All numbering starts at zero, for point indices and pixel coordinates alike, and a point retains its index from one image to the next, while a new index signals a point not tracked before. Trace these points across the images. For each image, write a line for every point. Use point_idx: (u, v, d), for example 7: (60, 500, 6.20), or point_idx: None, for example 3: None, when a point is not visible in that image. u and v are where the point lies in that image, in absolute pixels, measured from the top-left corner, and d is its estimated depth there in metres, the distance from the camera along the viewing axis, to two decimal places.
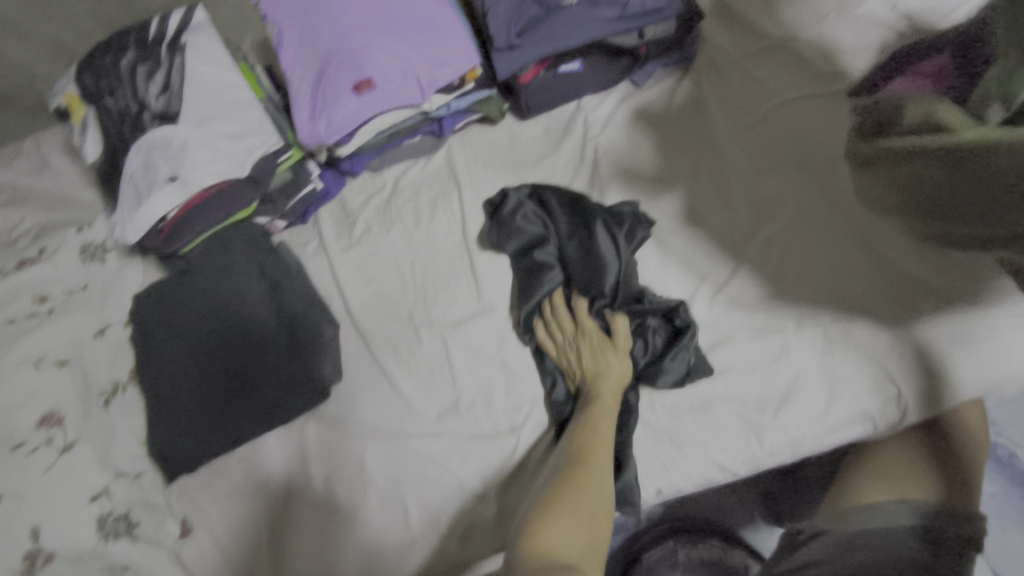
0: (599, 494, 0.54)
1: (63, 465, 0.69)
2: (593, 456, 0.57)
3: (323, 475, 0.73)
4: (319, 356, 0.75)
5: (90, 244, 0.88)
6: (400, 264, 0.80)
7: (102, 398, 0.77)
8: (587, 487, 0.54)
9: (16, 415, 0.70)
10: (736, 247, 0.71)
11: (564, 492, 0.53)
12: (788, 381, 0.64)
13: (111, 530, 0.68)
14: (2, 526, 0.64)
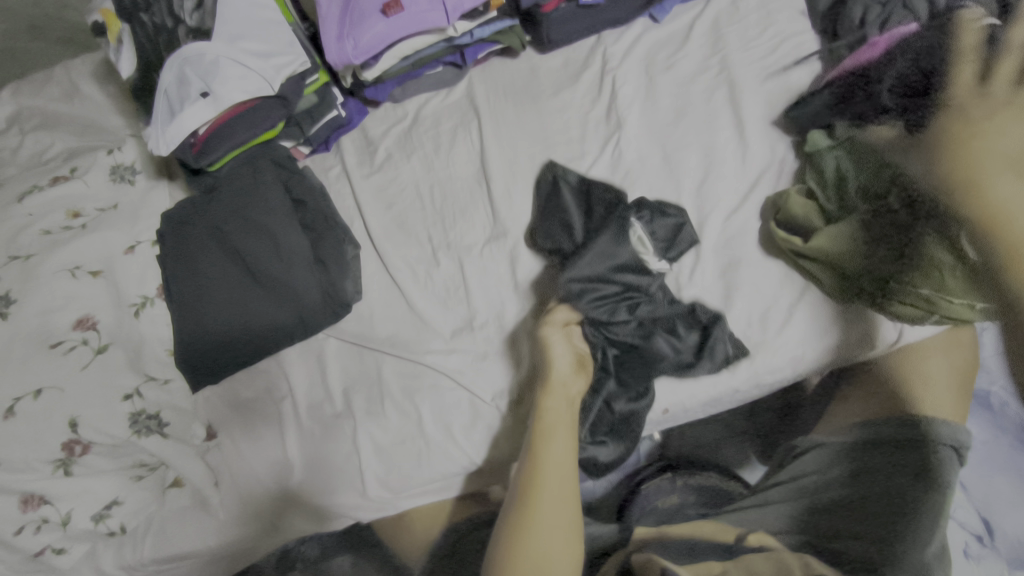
0: (553, 502, 0.51)
1: (97, 366, 0.74)
2: (542, 463, 0.54)
3: (342, 386, 0.78)
4: (341, 274, 0.79)
5: (119, 165, 0.91)
6: (420, 190, 0.83)
7: (132, 309, 0.80)
8: (541, 513, 0.50)
9: (54, 316, 0.74)
10: (750, 176, 0.71)
11: (518, 531, 0.50)
12: (795, 294, 0.67)
13: (143, 426, 0.74)
14: (45, 415, 0.70)
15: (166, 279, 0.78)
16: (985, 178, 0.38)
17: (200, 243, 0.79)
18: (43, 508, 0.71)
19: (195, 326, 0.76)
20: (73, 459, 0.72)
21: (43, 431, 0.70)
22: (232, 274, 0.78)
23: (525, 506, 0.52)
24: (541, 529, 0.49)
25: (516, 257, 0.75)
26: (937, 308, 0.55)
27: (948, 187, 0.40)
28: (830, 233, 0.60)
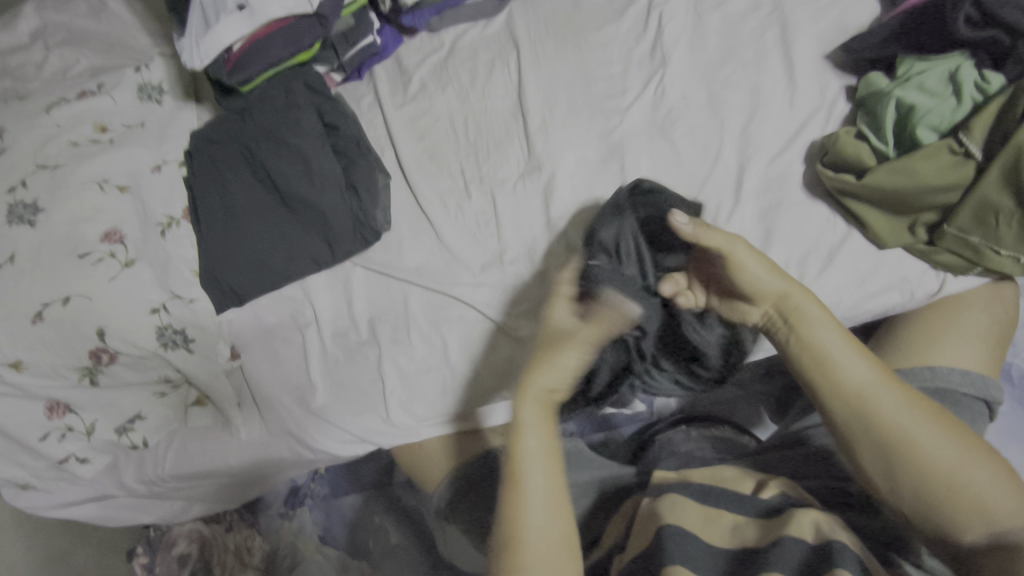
0: (540, 492, 0.50)
1: (125, 278, 0.72)
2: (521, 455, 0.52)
3: (368, 315, 0.78)
4: (372, 202, 0.77)
5: (147, 84, 0.90)
6: (454, 122, 0.81)
7: (158, 228, 0.78)
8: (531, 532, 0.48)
9: (82, 226, 0.72)
10: (798, 121, 0.69)
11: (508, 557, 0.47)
12: (833, 243, 0.64)
13: (169, 341, 0.73)
14: (74, 321, 0.69)
15: (195, 196, 0.77)
16: (861, 387, 0.53)
17: (231, 163, 0.78)
18: (68, 417, 0.73)
19: (223, 245, 0.76)
20: (99, 367, 0.72)
21: (73, 338, 0.69)
22: (262, 197, 0.77)
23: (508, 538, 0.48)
24: (529, 557, 0.47)
25: (550, 192, 0.74)
26: (979, 260, 0.59)
27: (829, 395, 0.55)
28: (890, 168, 0.60)
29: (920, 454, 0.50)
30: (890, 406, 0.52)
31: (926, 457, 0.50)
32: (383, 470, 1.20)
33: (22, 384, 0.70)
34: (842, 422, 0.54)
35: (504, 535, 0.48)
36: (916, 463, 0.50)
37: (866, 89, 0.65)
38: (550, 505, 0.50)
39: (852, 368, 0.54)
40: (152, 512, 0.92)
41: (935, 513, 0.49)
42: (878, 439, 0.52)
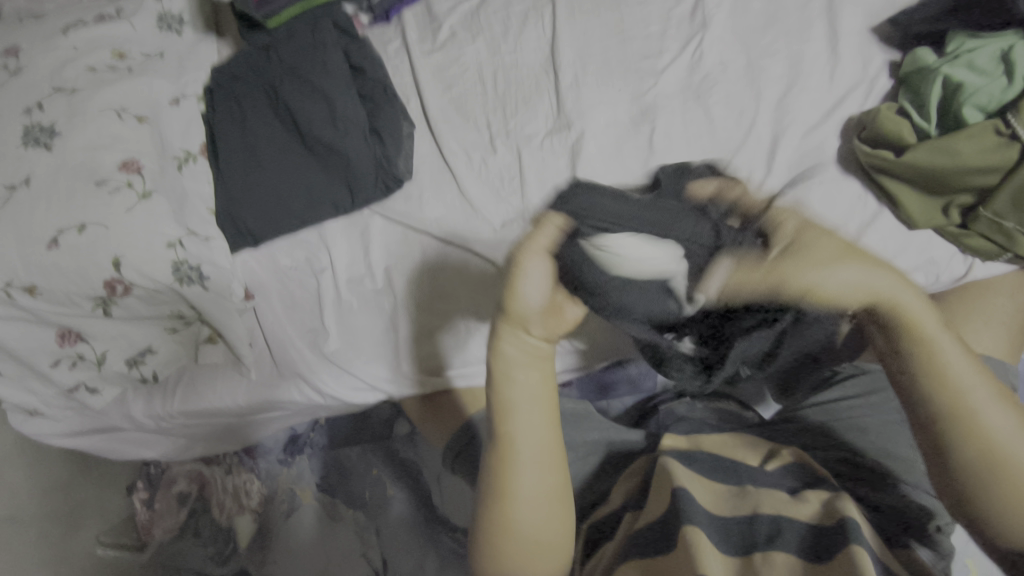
0: (530, 455, 0.52)
1: (142, 210, 0.70)
2: (514, 425, 0.52)
3: (384, 265, 0.77)
4: (396, 149, 0.76)
5: (167, 13, 0.87)
6: (482, 74, 0.79)
7: (176, 162, 0.75)
8: (525, 490, 0.52)
9: (101, 153, 0.71)
10: (837, 94, 0.68)
11: (498, 508, 0.53)
12: (863, 221, 0.64)
13: (185, 276, 0.71)
14: (89, 249, 0.68)
15: (216, 132, 0.76)
16: (968, 393, 0.51)
17: (253, 100, 0.76)
18: (80, 345, 0.73)
19: (242, 184, 0.74)
20: (113, 299, 0.70)
21: (88, 267, 0.68)
22: (282, 138, 0.75)
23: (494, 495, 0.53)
24: (519, 511, 0.52)
25: (578, 150, 0.72)
26: (1011, 245, 0.59)
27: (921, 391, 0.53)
28: (931, 147, 0.59)
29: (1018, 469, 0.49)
30: (1007, 434, 0.50)
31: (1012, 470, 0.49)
32: (383, 423, 1.19)
33: (35, 309, 0.70)
34: (943, 433, 0.51)
35: (494, 492, 0.53)
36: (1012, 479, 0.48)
37: (911, 65, 0.64)
38: (539, 462, 0.53)
39: (972, 385, 0.51)
40: (156, 447, 0.93)
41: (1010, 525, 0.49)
42: (971, 451, 0.50)
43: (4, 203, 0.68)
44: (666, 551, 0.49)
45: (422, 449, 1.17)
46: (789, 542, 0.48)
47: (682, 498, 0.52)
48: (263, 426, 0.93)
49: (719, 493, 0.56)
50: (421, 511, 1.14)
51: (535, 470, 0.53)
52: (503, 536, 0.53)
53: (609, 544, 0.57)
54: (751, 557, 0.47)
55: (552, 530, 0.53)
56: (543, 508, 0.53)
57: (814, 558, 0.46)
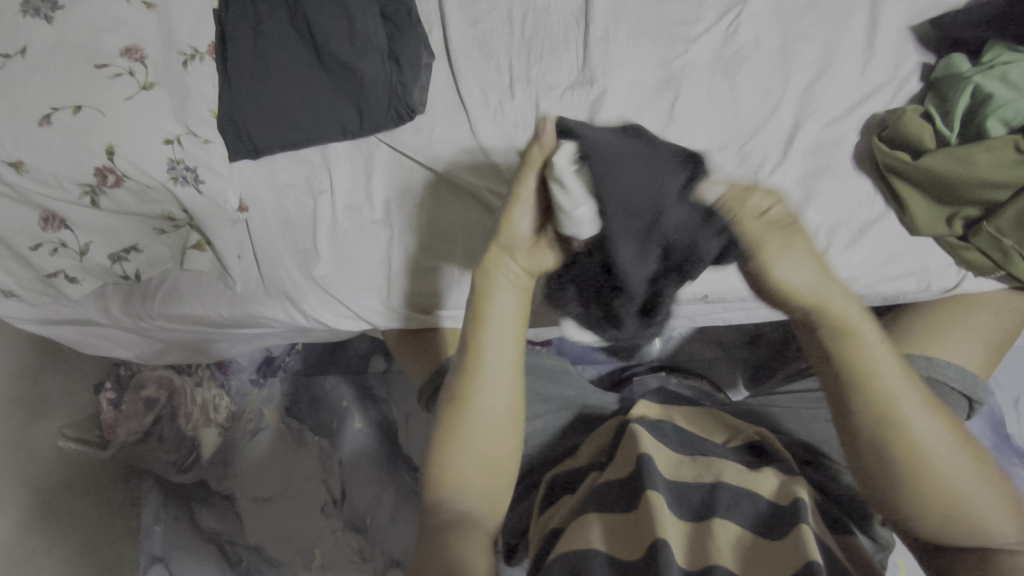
0: (499, 370, 0.55)
1: (141, 101, 0.67)
2: (485, 353, 0.55)
3: (384, 196, 0.76)
4: (412, 77, 0.74)
5: None
6: (511, 16, 0.77)
7: (181, 58, 0.72)
8: (486, 410, 0.54)
9: (104, 36, 0.68)
10: (865, 88, 0.68)
11: (452, 428, 0.54)
12: (867, 219, 0.64)
13: (180, 176, 0.68)
14: (82, 133, 0.65)
15: (228, 31, 0.72)
16: (908, 417, 0.51)
17: (270, 3, 0.72)
18: (63, 233, 0.71)
19: (249, 89, 0.71)
20: (103, 188, 0.68)
21: (80, 150, 0.65)
22: (297, 49, 0.72)
23: (456, 405, 0.54)
24: (477, 425, 0.54)
25: (598, 108, 0.71)
26: (1005, 263, 0.60)
27: (866, 414, 0.52)
28: (950, 154, 0.59)
29: (943, 481, 0.50)
30: (922, 431, 0.51)
31: (937, 486, 0.50)
32: (360, 357, 1.19)
33: (19, 187, 0.67)
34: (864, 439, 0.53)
35: (453, 401, 0.55)
36: (932, 488, 0.50)
37: (944, 70, 0.64)
38: (505, 382, 0.55)
39: (897, 381, 0.52)
40: (129, 348, 0.92)
41: (924, 515, 0.50)
42: (884, 439, 0.51)
43: None
44: (626, 508, 0.51)
45: (395, 386, 1.16)
46: (744, 512, 0.50)
47: (651, 464, 0.53)
48: (240, 341, 0.92)
49: (680, 462, 0.56)
50: (385, 448, 1.14)
51: (503, 395, 0.55)
52: (458, 448, 0.53)
53: (569, 496, 0.57)
54: (708, 521, 0.49)
55: (504, 460, 0.55)
56: (498, 429, 0.54)
57: (766, 531, 0.48)
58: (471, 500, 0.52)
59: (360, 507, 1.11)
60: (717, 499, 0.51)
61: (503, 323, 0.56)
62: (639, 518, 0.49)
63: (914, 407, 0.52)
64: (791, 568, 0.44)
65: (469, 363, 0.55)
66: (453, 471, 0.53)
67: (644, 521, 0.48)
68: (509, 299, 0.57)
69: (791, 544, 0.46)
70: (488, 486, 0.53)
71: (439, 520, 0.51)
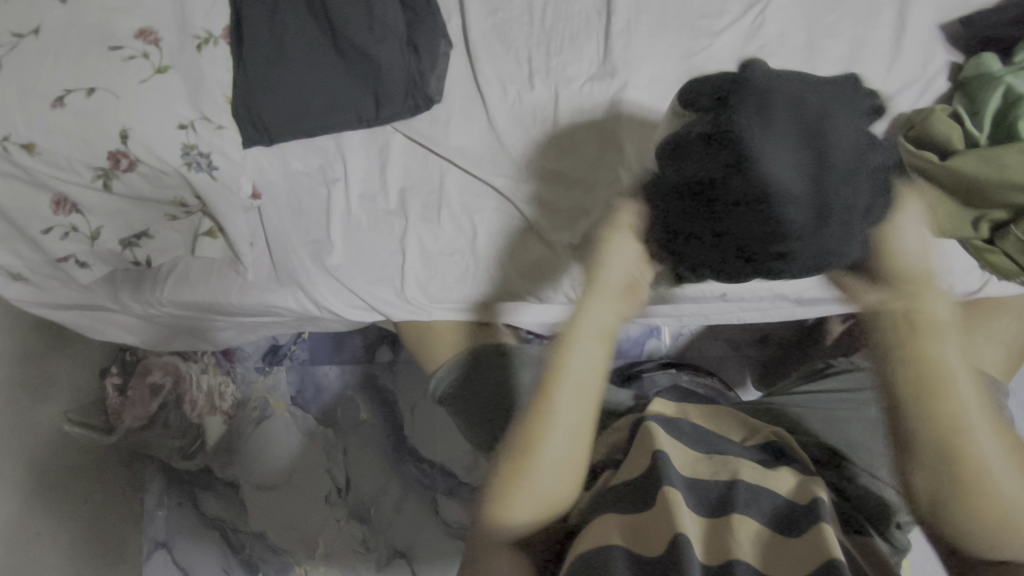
0: (569, 425, 0.52)
1: (155, 84, 0.66)
2: (555, 403, 0.52)
3: (399, 186, 0.75)
4: (430, 66, 0.73)
5: None
6: (532, 6, 0.75)
7: (195, 41, 0.70)
8: (544, 464, 0.52)
9: (120, 18, 0.67)
10: (892, 87, 0.66)
11: (513, 473, 0.52)
12: None
13: (194, 161, 0.67)
14: (96, 116, 0.64)
15: (244, 14, 0.71)
16: (972, 433, 0.50)
17: None
18: (74, 216, 0.71)
19: (265, 75, 0.70)
20: (116, 171, 0.67)
21: (93, 133, 0.64)
22: (314, 34, 0.71)
23: (520, 453, 0.52)
24: (540, 471, 0.52)
25: (618, 101, 0.70)
26: None
27: (925, 423, 0.51)
28: (980, 156, 0.58)
29: (995, 497, 0.50)
30: (986, 445, 0.50)
31: (991, 504, 0.50)
32: (366, 347, 1.17)
33: (31, 169, 0.67)
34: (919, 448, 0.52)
35: (518, 446, 0.53)
36: (981, 504, 0.50)
37: (974, 70, 0.63)
38: (572, 436, 0.52)
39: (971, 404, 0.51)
40: (136, 334, 0.92)
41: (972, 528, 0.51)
42: (947, 463, 0.50)
43: (9, 51, 0.65)
44: (643, 504, 0.50)
45: (402, 377, 1.15)
46: (763, 509, 0.50)
47: (666, 459, 0.52)
48: (249, 329, 0.92)
49: (697, 460, 0.56)
50: (390, 438, 1.13)
51: (562, 449, 0.52)
52: (512, 492, 0.52)
53: (586, 493, 0.57)
54: (727, 518, 0.48)
55: (560, 503, 0.53)
56: (561, 480, 0.52)
57: (787, 531, 0.48)
58: (517, 528, 0.52)
59: (364, 496, 1.11)
60: (734, 495, 0.50)
61: (568, 374, 0.53)
62: (657, 514, 0.48)
63: (980, 418, 0.51)
64: (811, 567, 0.43)
65: (534, 412, 0.53)
66: (506, 508, 0.52)
67: (661, 517, 0.47)
68: (586, 356, 0.53)
69: (812, 543, 0.45)
70: (539, 523, 0.53)
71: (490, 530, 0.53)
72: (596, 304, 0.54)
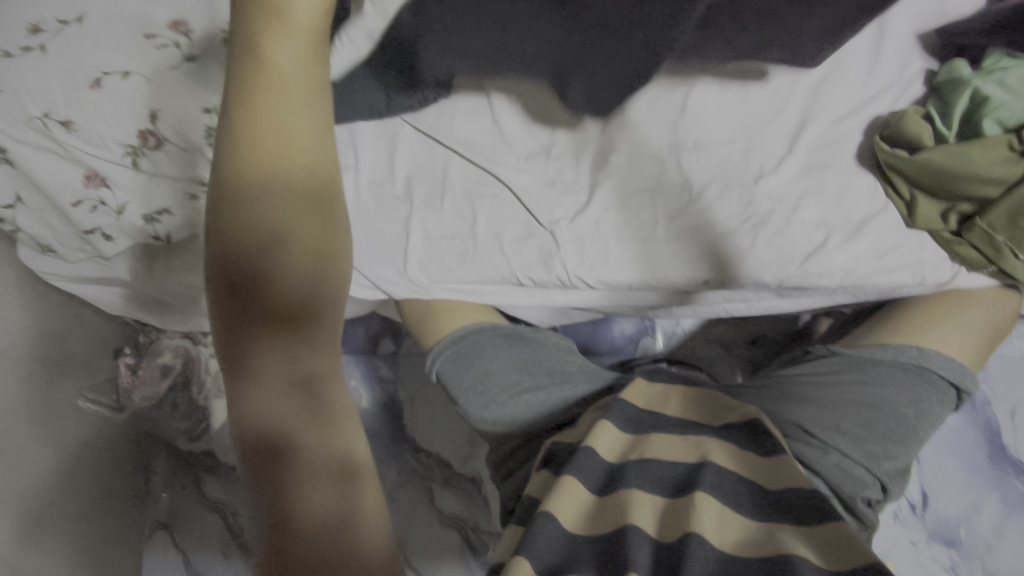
0: (261, 203, 0.50)
1: (185, 70, 0.72)
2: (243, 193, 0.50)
3: (405, 172, 0.80)
4: (443, 59, 0.72)
5: None
6: None
7: (221, 36, 0.74)
8: (293, 279, 0.48)
9: (156, 9, 0.73)
10: (870, 90, 0.72)
11: (265, 350, 0.47)
12: (865, 215, 0.68)
13: (217, 141, 0.73)
14: (127, 97, 0.70)
15: None
16: None
17: None
18: (103, 190, 0.75)
19: None
20: (144, 150, 0.72)
21: (124, 113, 0.70)
22: None
23: (262, 311, 0.48)
24: (283, 292, 0.48)
25: None
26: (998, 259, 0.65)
27: None
28: (944, 150, 0.64)
29: None
30: None
31: None
32: (370, 338, 1.22)
33: (67, 145, 0.72)
34: None
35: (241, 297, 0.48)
36: None
37: (947, 75, 0.68)
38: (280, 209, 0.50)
39: None
40: (153, 312, 0.96)
41: None
42: None
43: (53, 36, 0.71)
44: (603, 493, 0.51)
45: (404, 368, 1.19)
46: (729, 491, 0.50)
47: (630, 463, 0.54)
48: None
49: (671, 442, 0.57)
50: (390, 424, 1.16)
51: (293, 121, 0.54)
52: (235, 246, 0.48)
53: (540, 472, 0.57)
54: (690, 497, 0.49)
55: (327, 327, 0.50)
56: (309, 291, 0.49)
57: (747, 513, 0.49)
58: (284, 429, 0.47)
59: None
60: (701, 475, 0.51)
61: (286, 99, 0.53)
62: (618, 507, 0.49)
63: None
64: (766, 559, 0.44)
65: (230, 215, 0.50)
66: (263, 293, 0.47)
67: (622, 511, 0.49)
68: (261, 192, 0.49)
69: (767, 539, 0.46)
70: (284, 425, 0.47)
71: (259, 435, 0.47)
72: (284, 72, 0.54)
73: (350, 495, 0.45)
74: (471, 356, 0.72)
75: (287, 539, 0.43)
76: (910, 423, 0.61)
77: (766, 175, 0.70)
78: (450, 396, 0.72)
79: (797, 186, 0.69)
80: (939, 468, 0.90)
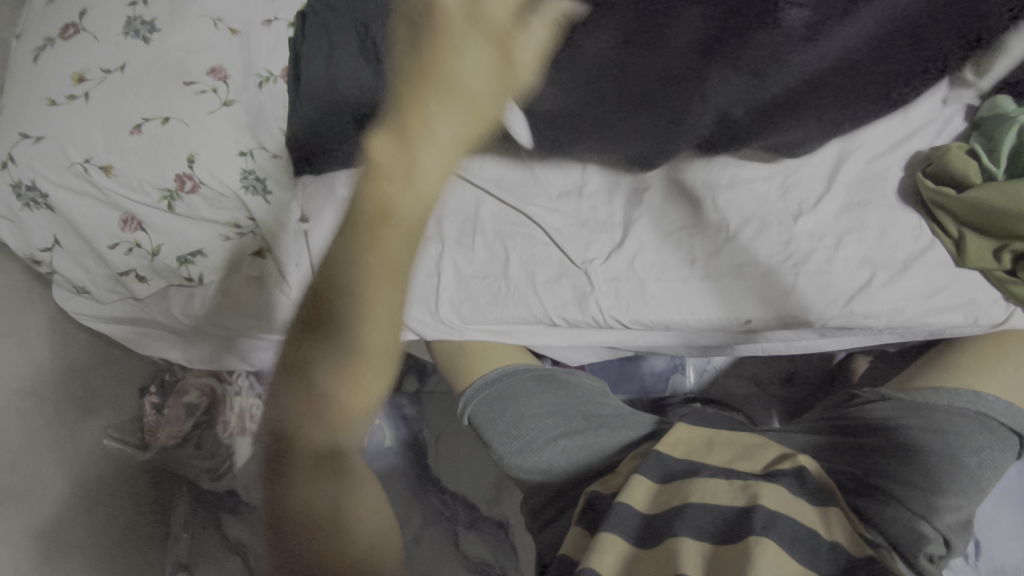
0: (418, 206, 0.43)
1: (222, 116, 0.74)
2: (397, 188, 0.42)
3: (437, 212, 0.80)
4: None
5: None
6: None
7: (257, 80, 0.77)
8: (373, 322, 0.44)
9: (193, 56, 0.75)
10: (910, 128, 0.72)
11: (328, 347, 0.44)
12: (912, 253, 0.66)
13: (251, 185, 0.75)
14: (166, 142, 0.71)
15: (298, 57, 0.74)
16: None
17: (343, 36, 0.73)
18: (138, 234, 0.76)
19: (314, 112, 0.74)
20: (180, 194, 0.73)
21: (163, 157, 0.71)
22: None
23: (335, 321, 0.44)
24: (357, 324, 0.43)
25: None
26: None
27: None
28: (994, 187, 0.62)
29: None
30: None
31: None
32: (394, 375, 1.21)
33: (105, 189, 0.73)
34: None
35: (343, 295, 0.43)
36: None
37: (990, 111, 0.67)
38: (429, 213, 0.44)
39: None
40: (182, 351, 0.96)
41: None
42: None
43: (96, 84, 0.72)
44: (645, 546, 0.50)
45: (429, 406, 1.18)
46: (782, 536, 0.48)
47: (676, 512, 0.52)
48: None
49: (715, 487, 0.55)
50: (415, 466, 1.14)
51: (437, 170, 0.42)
52: (337, 278, 0.43)
53: (579, 524, 0.56)
54: (744, 547, 0.47)
55: (367, 349, 0.44)
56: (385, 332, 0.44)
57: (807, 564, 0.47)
58: (318, 396, 0.45)
59: None
60: (752, 519, 0.49)
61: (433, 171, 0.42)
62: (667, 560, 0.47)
63: None
64: None
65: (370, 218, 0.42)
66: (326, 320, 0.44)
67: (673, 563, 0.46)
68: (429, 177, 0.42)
69: None
70: (327, 438, 0.45)
71: (277, 439, 0.46)
72: (460, 52, 0.39)
73: (346, 499, 0.45)
74: (503, 398, 0.70)
75: (285, 536, 0.43)
76: (973, 473, 0.58)
77: (807, 213, 0.69)
78: (482, 439, 0.70)
79: (840, 223, 0.68)
80: (993, 516, 0.86)
